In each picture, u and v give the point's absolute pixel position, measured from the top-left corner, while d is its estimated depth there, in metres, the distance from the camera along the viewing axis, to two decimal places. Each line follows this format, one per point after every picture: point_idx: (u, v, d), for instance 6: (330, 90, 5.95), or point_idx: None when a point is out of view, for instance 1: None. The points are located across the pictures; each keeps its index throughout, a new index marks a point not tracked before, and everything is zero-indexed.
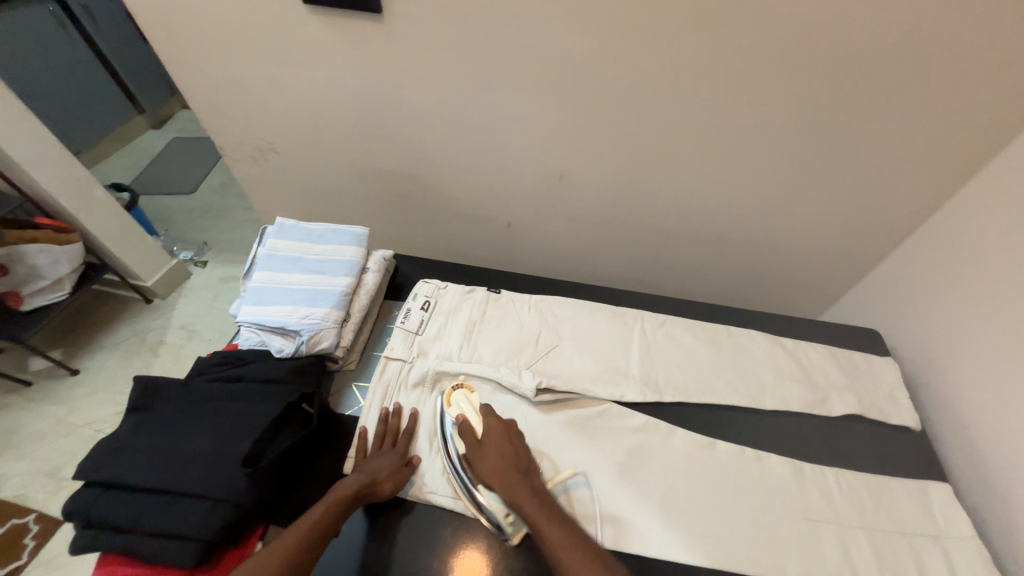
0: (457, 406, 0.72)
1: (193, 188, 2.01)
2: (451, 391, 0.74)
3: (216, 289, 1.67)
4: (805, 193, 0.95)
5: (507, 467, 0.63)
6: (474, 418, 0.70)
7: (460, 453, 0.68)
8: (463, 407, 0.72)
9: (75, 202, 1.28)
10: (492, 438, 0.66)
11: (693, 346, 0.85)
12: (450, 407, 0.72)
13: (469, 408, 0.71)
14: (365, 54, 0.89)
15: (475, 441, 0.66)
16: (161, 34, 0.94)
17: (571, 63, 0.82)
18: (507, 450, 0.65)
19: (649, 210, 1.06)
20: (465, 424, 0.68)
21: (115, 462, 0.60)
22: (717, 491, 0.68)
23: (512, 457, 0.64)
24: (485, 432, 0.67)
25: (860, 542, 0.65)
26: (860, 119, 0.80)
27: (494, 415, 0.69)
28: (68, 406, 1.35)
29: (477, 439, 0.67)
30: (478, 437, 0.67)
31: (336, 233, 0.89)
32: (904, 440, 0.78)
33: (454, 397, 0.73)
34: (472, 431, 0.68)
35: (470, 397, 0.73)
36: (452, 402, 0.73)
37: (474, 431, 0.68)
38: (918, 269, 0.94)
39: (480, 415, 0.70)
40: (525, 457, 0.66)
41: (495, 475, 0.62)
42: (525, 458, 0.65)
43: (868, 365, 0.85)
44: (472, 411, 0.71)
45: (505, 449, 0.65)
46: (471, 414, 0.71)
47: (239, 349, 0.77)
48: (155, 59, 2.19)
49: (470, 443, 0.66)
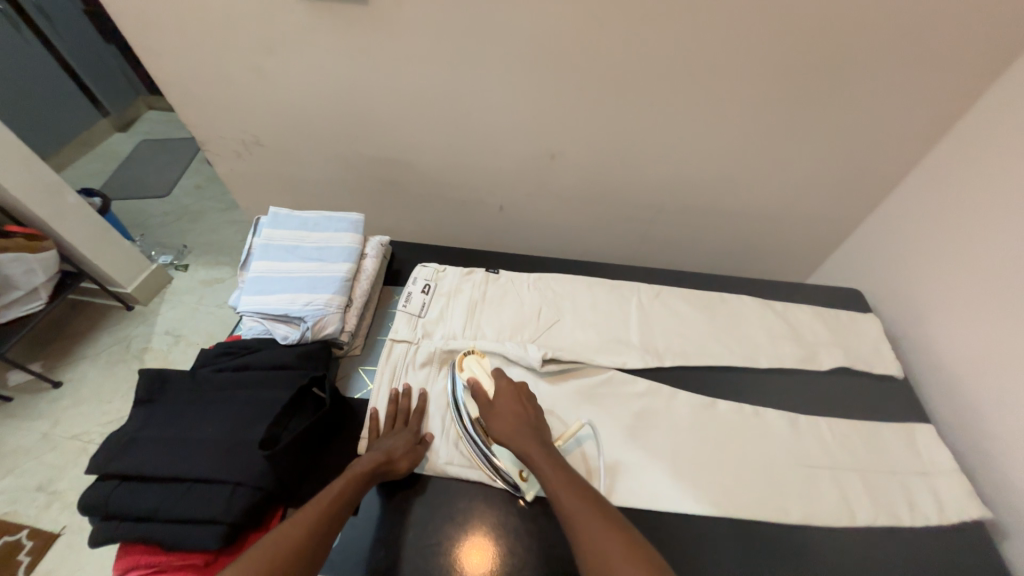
0: (470, 369, 0.73)
1: (168, 190, 1.96)
2: (462, 357, 0.75)
3: (201, 291, 1.64)
4: (787, 162, 0.99)
5: (515, 424, 0.65)
6: (487, 381, 0.71)
7: (472, 416, 0.70)
8: (476, 370, 0.73)
9: (47, 208, 1.23)
10: (504, 398, 0.68)
11: (688, 313, 0.88)
12: (462, 370, 0.73)
13: (481, 371, 0.73)
14: (352, 41, 0.88)
15: (487, 402, 0.68)
16: (135, 26, 0.91)
17: (560, 42, 0.82)
18: (516, 408, 0.67)
19: (639, 185, 1.08)
20: (477, 387, 0.70)
21: (130, 455, 0.61)
22: (721, 446, 0.71)
23: (521, 414, 0.66)
24: (496, 393, 0.69)
25: (855, 484, 0.69)
26: (838, 89, 0.84)
27: (504, 378, 0.71)
28: (52, 420, 1.31)
29: (489, 401, 0.69)
30: (491, 398, 0.69)
31: (331, 221, 0.89)
32: (888, 388, 0.83)
33: (466, 362, 0.74)
34: (484, 394, 0.69)
35: (481, 361, 0.74)
36: (463, 366, 0.74)
37: (486, 393, 0.69)
38: (895, 230, 0.99)
39: (492, 378, 0.71)
40: (534, 413, 0.67)
41: (505, 432, 0.64)
42: (533, 414, 0.67)
43: (852, 322, 0.90)
44: (484, 374, 0.72)
45: (514, 407, 0.67)
46: (483, 377, 0.72)
47: (243, 339, 0.77)
48: (120, 60, 2.12)
49: (483, 405, 0.68)
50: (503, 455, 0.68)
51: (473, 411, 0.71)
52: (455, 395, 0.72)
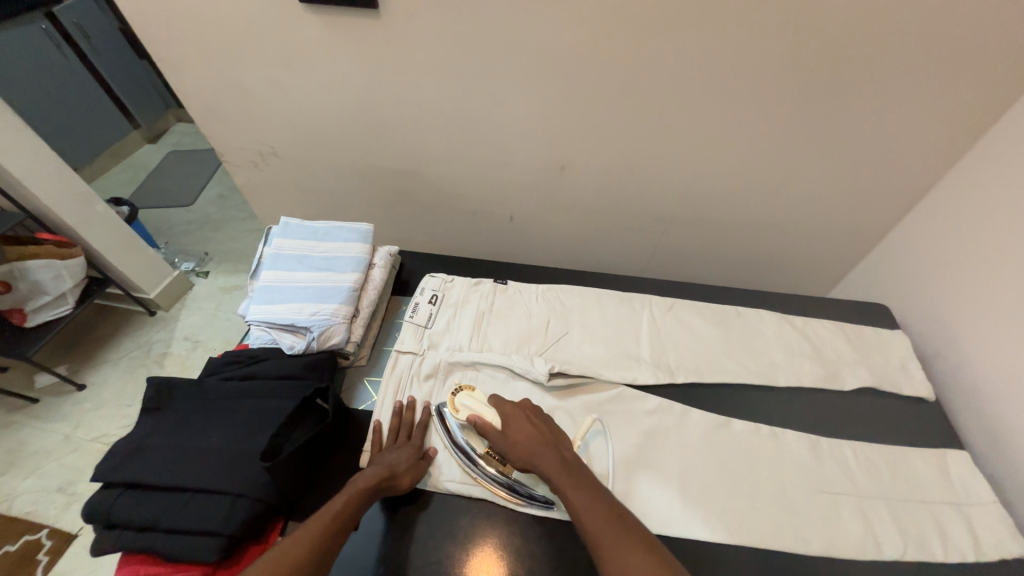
0: (466, 407, 0.69)
1: (192, 200, 2.01)
2: (452, 398, 0.71)
3: (219, 298, 1.67)
4: (806, 172, 0.95)
5: (532, 444, 0.62)
6: (488, 412, 0.68)
7: (478, 450, 0.69)
8: (471, 406, 0.69)
9: (76, 217, 1.28)
10: (514, 421, 0.65)
11: (701, 328, 0.85)
12: (458, 412, 0.70)
13: (479, 407, 0.69)
14: (365, 53, 0.89)
15: (498, 431, 0.65)
16: (160, 40, 0.94)
17: (570, 52, 0.82)
18: (530, 428, 0.64)
19: (652, 196, 1.06)
20: (480, 422, 0.67)
21: (135, 463, 0.62)
22: (736, 468, 0.68)
23: (535, 433, 0.63)
24: (505, 419, 0.66)
25: (881, 513, 0.65)
26: (858, 97, 0.81)
27: (509, 402, 0.68)
28: (74, 422, 1.34)
29: (499, 431, 0.65)
30: (499, 427, 0.66)
31: (340, 231, 0.89)
32: (916, 411, 0.78)
33: (459, 402, 0.70)
34: (492, 425, 0.66)
35: (473, 395, 0.71)
36: (457, 405, 0.70)
37: (493, 426, 0.66)
38: (923, 241, 0.94)
39: (493, 408, 0.68)
40: (551, 431, 0.65)
41: (523, 455, 0.62)
42: (549, 433, 0.64)
43: (878, 339, 0.85)
44: (482, 406, 0.69)
45: (527, 427, 0.64)
46: (482, 411, 0.69)
47: (250, 348, 0.77)
48: (150, 75, 2.20)
49: (494, 437, 0.65)
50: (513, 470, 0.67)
51: (479, 446, 0.69)
52: (454, 437, 0.70)
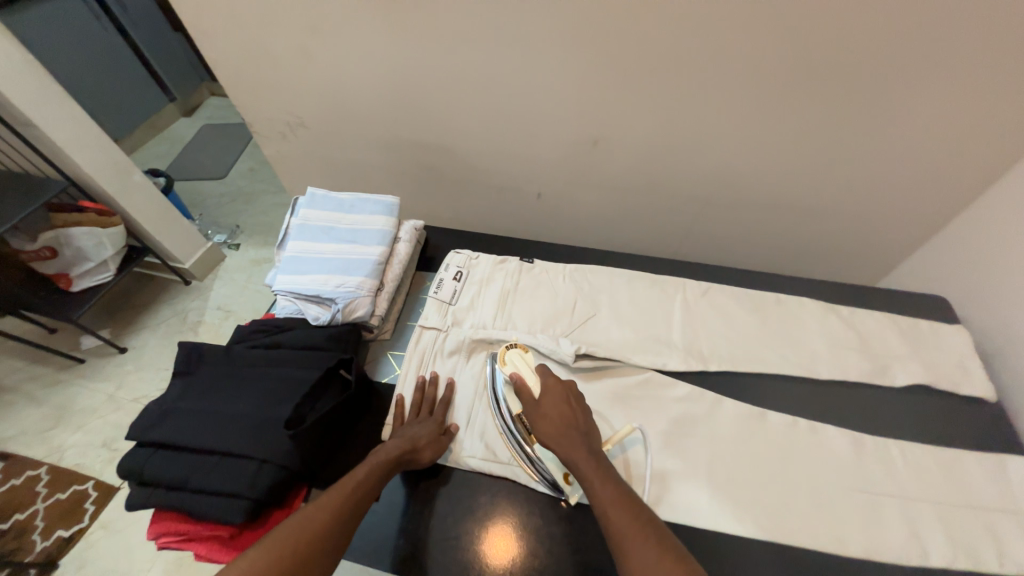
0: (512, 364, 0.68)
1: (224, 173, 2.05)
2: (503, 350, 0.70)
3: (249, 270, 1.70)
4: (864, 151, 0.87)
5: (562, 427, 0.60)
6: (531, 377, 0.66)
7: (512, 410, 0.67)
8: (519, 365, 0.67)
9: (116, 186, 1.31)
10: (551, 397, 0.63)
11: (738, 315, 0.80)
12: (504, 365, 0.68)
13: (524, 366, 0.67)
14: (394, 19, 0.86)
15: (532, 399, 0.64)
16: (190, 7, 0.93)
17: (609, 17, 0.76)
18: (563, 409, 0.62)
19: (690, 175, 1.00)
20: (521, 384, 0.65)
21: (167, 424, 0.63)
22: (770, 462, 0.65)
23: (569, 416, 0.61)
24: (544, 389, 0.64)
25: (928, 517, 0.61)
26: (936, 68, 0.72)
27: (553, 375, 0.66)
28: (117, 382, 1.41)
29: (534, 398, 0.64)
30: (536, 395, 0.64)
31: (366, 203, 0.88)
32: (974, 412, 0.72)
33: (508, 357, 0.69)
34: (529, 390, 0.64)
35: (524, 355, 0.69)
36: (506, 360, 0.69)
37: (531, 390, 0.64)
38: (992, 230, 0.85)
39: (537, 374, 0.66)
40: (584, 417, 0.62)
41: (550, 435, 0.60)
42: (583, 417, 0.61)
43: (934, 334, 0.79)
44: (527, 369, 0.67)
45: (561, 408, 0.62)
46: (526, 373, 0.67)
47: (276, 317, 0.78)
48: (185, 47, 2.23)
49: (528, 402, 0.64)
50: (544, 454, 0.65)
51: (513, 406, 0.67)
52: (496, 393, 0.70)
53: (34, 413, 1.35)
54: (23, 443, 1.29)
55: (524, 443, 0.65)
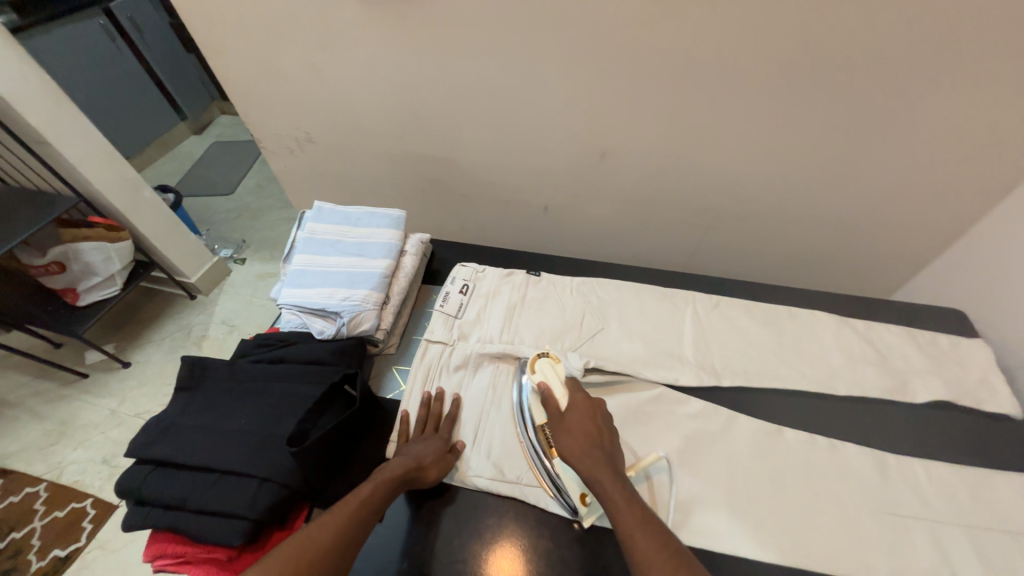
0: (541, 373, 0.66)
1: (232, 189, 2.07)
2: (534, 357, 0.69)
3: (255, 284, 1.71)
4: (875, 161, 0.86)
5: (585, 443, 0.58)
6: (559, 389, 0.65)
7: (535, 421, 0.66)
8: (547, 374, 0.66)
9: (126, 202, 1.32)
10: (576, 413, 0.61)
11: (751, 329, 0.79)
12: (533, 372, 0.67)
13: (554, 379, 0.66)
14: (403, 35, 0.87)
15: (557, 412, 0.62)
16: (204, 25, 0.95)
17: (617, 31, 0.77)
18: (589, 426, 0.59)
19: (697, 188, 1.00)
20: (548, 396, 0.64)
21: (167, 441, 0.62)
22: (791, 482, 0.62)
23: (592, 433, 0.59)
24: (571, 404, 0.62)
25: (958, 540, 0.58)
26: (949, 75, 0.72)
27: (581, 391, 0.64)
28: (120, 398, 1.40)
29: (559, 411, 0.62)
30: (562, 408, 0.63)
31: (373, 216, 0.88)
32: (1000, 430, 0.70)
33: (538, 365, 0.68)
34: (556, 402, 0.63)
35: (555, 366, 0.67)
36: (535, 368, 0.68)
37: (557, 403, 0.63)
38: (1010, 241, 0.84)
39: (565, 389, 0.65)
40: (609, 436, 0.59)
41: (573, 452, 0.58)
42: (608, 435, 0.59)
43: (954, 347, 0.77)
44: (556, 380, 0.66)
45: (586, 424, 0.60)
46: (554, 383, 0.66)
47: (281, 331, 0.77)
48: (196, 67, 2.28)
49: (552, 414, 0.62)
50: (565, 472, 0.62)
51: (537, 416, 0.66)
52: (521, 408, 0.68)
53: (36, 429, 1.33)
54: (24, 460, 1.27)
55: (545, 457, 0.63)
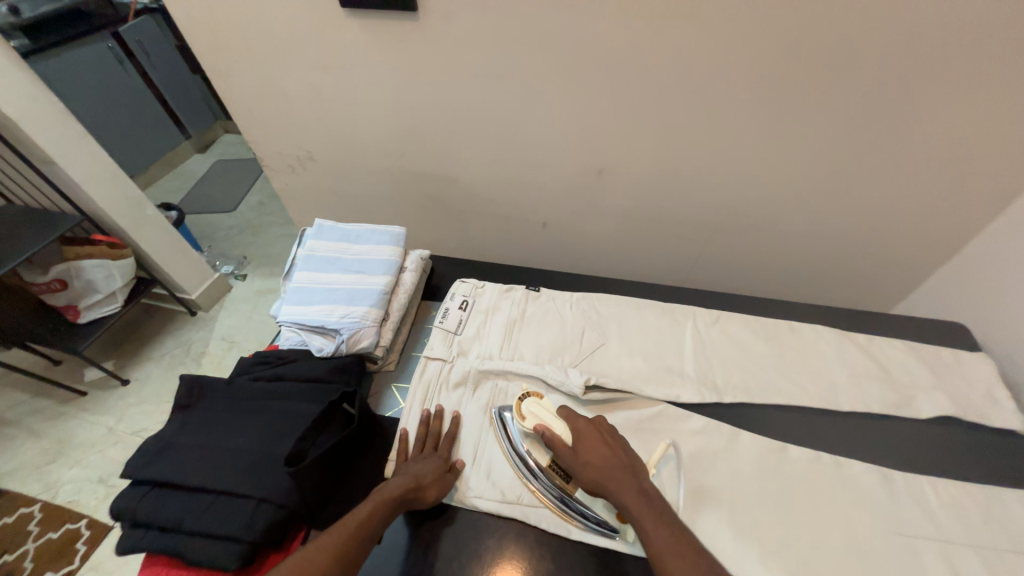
0: (534, 416, 0.63)
1: (234, 206, 2.09)
2: (518, 403, 0.65)
3: (255, 301, 1.71)
4: (870, 175, 0.88)
5: (608, 470, 0.56)
6: (557, 425, 0.62)
7: (540, 462, 0.64)
8: (540, 414, 0.63)
9: (129, 220, 1.33)
10: (587, 443, 0.59)
11: (750, 343, 0.78)
12: (524, 419, 0.63)
13: (548, 415, 0.63)
14: (403, 56, 0.89)
15: (568, 449, 0.59)
16: (210, 48, 0.98)
17: (612, 51, 0.79)
18: (605, 453, 0.58)
19: (694, 203, 1.01)
20: (551, 437, 0.60)
21: (164, 461, 0.62)
22: (795, 500, 0.61)
23: (610, 457, 0.57)
24: (577, 435, 0.60)
25: (968, 559, 0.57)
26: (940, 90, 0.73)
27: (582, 419, 0.62)
28: (118, 415, 1.39)
29: (569, 448, 0.59)
30: (570, 443, 0.60)
31: (373, 233, 0.88)
32: (1006, 445, 0.69)
33: (526, 409, 0.64)
34: (561, 441, 0.60)
35: (542, 403, 0.65)
36: (525, 413, 0.64)
37: (564, 441, 0.60)
38: (1008, 255, 0.84)
39: (564, 421, 0.62)
40: (626, 454, 0.59)
41: (598, 482, 0.56)
42: (625, 455, 0.58)
43: (956, 361, 0.76)
44: (551, 417, 0.63)
45: (601, 449, 0.58)
46: (551, 421, 0.62)
47: (280, 349, 0.77)
48: (201, 87, 2.32)
49: (563, 454, 0.59)
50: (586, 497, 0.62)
51: (541, 458, 0.64)
52: (517, 447, 0.66)
53: (32, 448, 1.32)
54: (19, 480, 1.26)
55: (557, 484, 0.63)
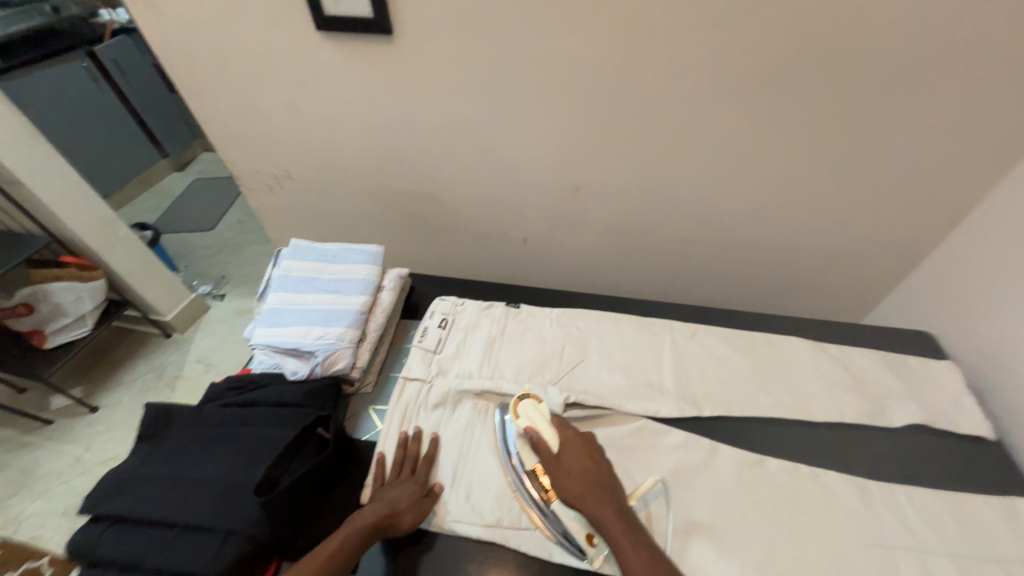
0: (526, 417, 0.63)
1: (212, 225, 2.05)
2: (515, 402, 0.65)
3: (233, 322, 1.66)
4: (835, 190, 0.91)
5: (587, 482, 0.57)
6: (547, 431, 0.62)
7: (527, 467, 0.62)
8: (532, 417, 0.63)
9: (99, 241, 1.29)
10: (571, 451, 0.60)
11: (728, 356, 0.79)
12: (517, 418, 0.64)
13: (540, 419, 0.63)
14: (381, 76, 0.90)
15: (552, 454, 0.60)
16: (186, 69, 0.97)
17: (585, 72, 0.81)
18: (587, 464, 0.59)
19: (671, 217, 1.03)
20: (537, 439, 0.61)
21: (127, 495, 0.59)
22: (776, 514, 0.61)
23: (591, 470, 0.58)
24: (563, 443, 0.61)
25: (945, 568, 0.57)
26: (895, 108, 0.77)
27: (571, 428, 0.63)
28: (85, 444, 1.33)
29: (553, 452, 0.60)
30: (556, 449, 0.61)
31: (350, 253, 0.87)
32: (976, 452, 0.70)
33: (521, 408, 0.64)
34: (547, 445, 0.60)
35: (539, 406, 0.64)
36: (519, 412, 0.64)
37: (548, 445, 0.60)
38: (969, 264, 0.87)
39: (554, 427, 0.62)
40: (607, 470, 0.59)
41: (576, 493, 0.56)
42: (606, 471, 0.58)
43: (923, 369, 0.79)
44: (542, 421, 0.63)
45: (584, 462, 0.59)
46: (542, 426, 0.62)
47: (252, 373, 0.75)
48: (181, 107, 2.29)
49: (546, 457, 0.60)
50: (567, 514, 0.59)
51: (529, 461, 0.62)
52: (509, 449, 0.66)
53: None
54: None
55: (540, 502, 0.61)
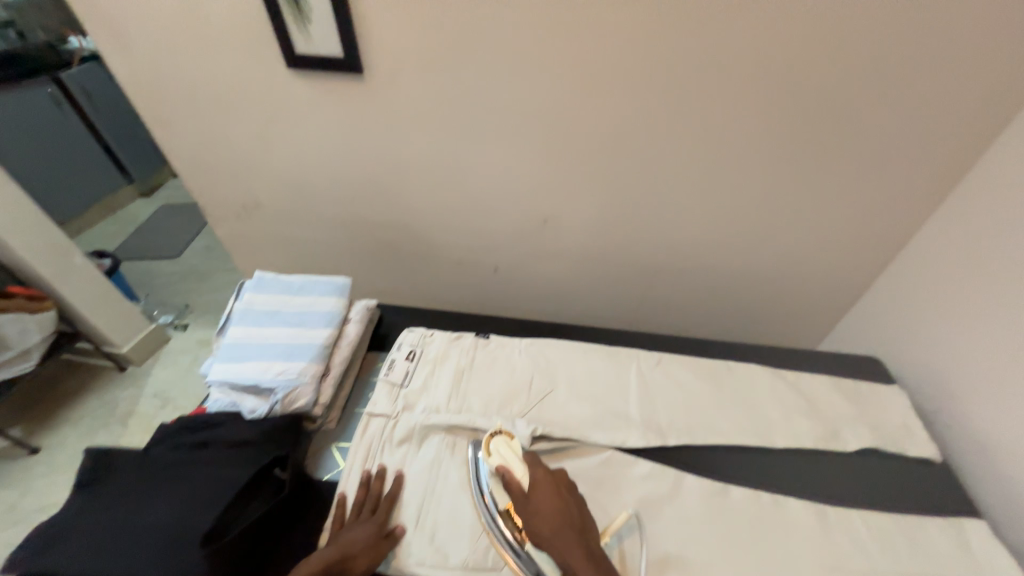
0: (498, 454, 0.63)
1: (177, 253, 1.99)
2: (489, 438, 0.66)
3: (195, 353, 1.58)
4: (785, 221, 0.97)
5: (559, 526, 0.55)
6: (519, 468, 0.61)
7: (499, 507, 0.61)
8: (505, 455, 0.63)
9: (51, 269, 1.23)
10: (542, 493, 0.58)
11: (693, 383, 0.81)
12: (489, 455, 0.64)
13: (512, 457, 0.62)
14: (353, 111, 0.92)
15: (523, 494, 0.58)
16: (153, 99, 0.97)
17: (548, 109, 0.86)
18: (558, 506, 0.56)
19: (637, 247, 1.06)
20: (510, 478, 0.60)
21: (58, 549, 0.55)
22: (740, 544, 0.62)
23: (563, 512, 0.56)
24: (534, 484, 0.59)
25: None
26: (830, 148, 0.84)
27: (541, 466, 0.61)
28: (22, 489, 1.23)
29: (524, 493, 0.58)
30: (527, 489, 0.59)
31: (316, 284, 0.86)
32: (926, 472, 0.73)
33: (493, 445, 0.64)
34: (518, 483, 0.59)
35: (511, 443, 0.64)
36: (491, 450, 0.64)
37: (520, 484, 0.59)
38: (910, 291, 0.93)
39: (525, 465, 0.61)
40: (580, 512, 0.57)
41: (547, 537, 0.54)
42: (578, 512, 0.57)
43: (874, 393, 0.82)
44: (513, 458, 0.62)
45: (555, 503, 0.57)
46: (513, 463, 0.62)
47: (207, 412, 0.71)
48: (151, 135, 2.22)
49: (517, 499, 0.58)
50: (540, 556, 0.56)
51: (501, 501, 0.61)
52: (481, 487, 0.63)
53: None
54: None
55: (512, 544, 0.58)
